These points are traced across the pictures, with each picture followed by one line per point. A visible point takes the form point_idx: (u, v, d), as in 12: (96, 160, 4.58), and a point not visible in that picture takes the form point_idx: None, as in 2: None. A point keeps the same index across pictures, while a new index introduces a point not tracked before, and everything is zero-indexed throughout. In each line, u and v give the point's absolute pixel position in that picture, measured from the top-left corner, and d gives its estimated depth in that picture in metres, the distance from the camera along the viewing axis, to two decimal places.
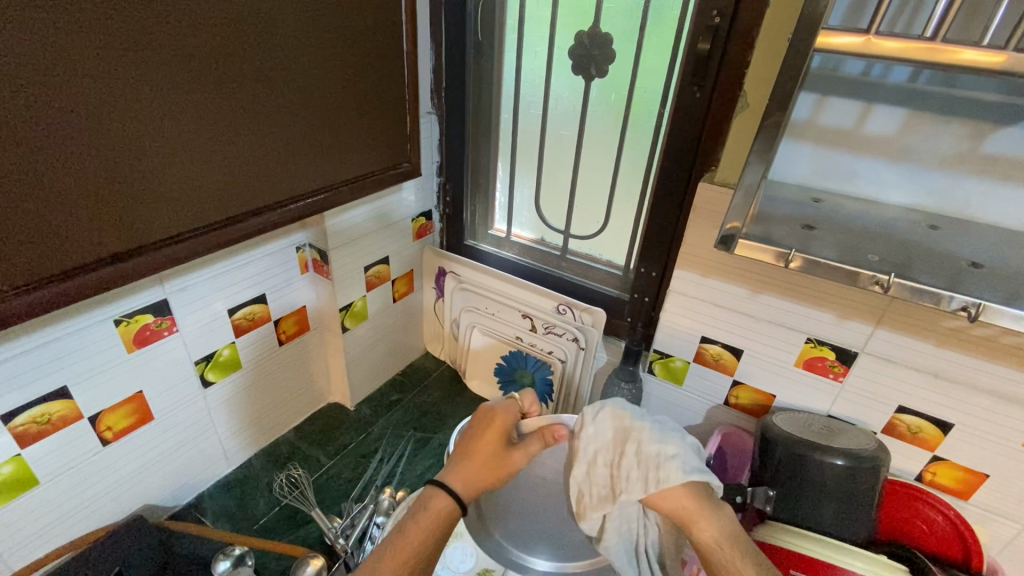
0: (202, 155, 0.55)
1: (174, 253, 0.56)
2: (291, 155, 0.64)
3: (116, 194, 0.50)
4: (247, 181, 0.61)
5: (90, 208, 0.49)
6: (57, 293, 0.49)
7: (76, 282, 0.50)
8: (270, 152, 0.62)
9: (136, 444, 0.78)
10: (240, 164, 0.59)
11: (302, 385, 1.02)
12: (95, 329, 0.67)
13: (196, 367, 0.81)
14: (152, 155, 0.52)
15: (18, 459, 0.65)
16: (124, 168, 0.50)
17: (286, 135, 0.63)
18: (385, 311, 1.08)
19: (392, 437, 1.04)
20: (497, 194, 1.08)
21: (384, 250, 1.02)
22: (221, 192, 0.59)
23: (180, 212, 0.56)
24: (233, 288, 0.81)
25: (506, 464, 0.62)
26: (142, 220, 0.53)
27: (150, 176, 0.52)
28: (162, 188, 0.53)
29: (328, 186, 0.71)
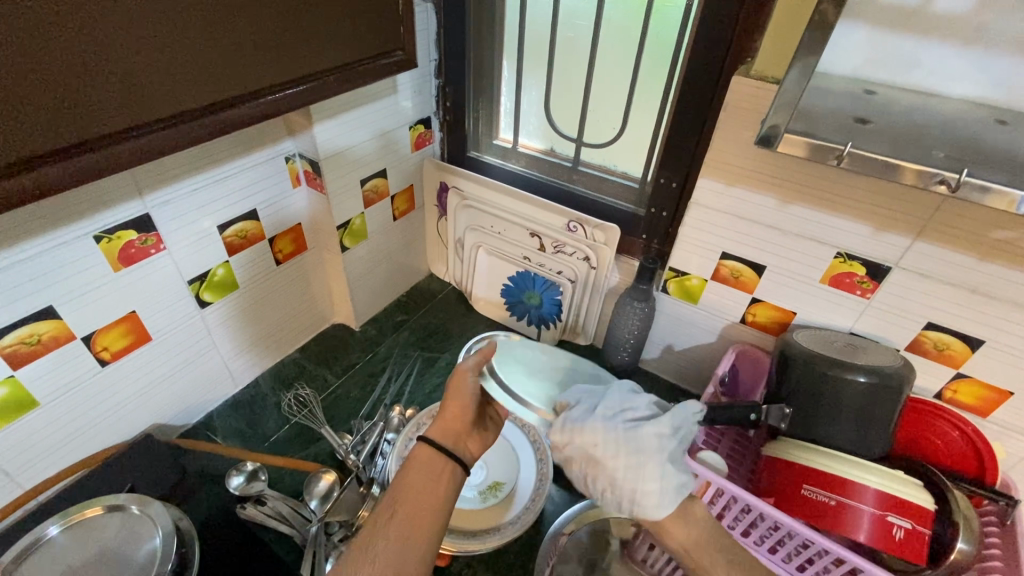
0: (176, 26, 0.46)
1: (145, 148, 0.48)
2: (271, 35, 0.54)
3: (75, 70, 0.41)
4: (217, 64, 0.50)
5: (44, 84, 0.40)
6: (12, 190, 0.41)
7: (32, 178, 0.42)
8: (241, 26, 0.50)
9: (136, 365, 0.76)
10: (223, 40, 0.50)
11: (303, 307, 0.99)
12: (73, 246, 0.62)
13: (191, 287, 0.78)
14: (99, 23, 0.41)
15: (12, 381, 0.63)
16: (56, 38, 0.40)
17: (260, 6, 0.51)
18: (385, 229, 1.03)
19: (400, 357, 1.03)
20: (503, 98, 0.98)
21: (382, 163, 0.95)
22: (200, 75, 0.49)
23: (139, 100, 0.46)
24: (220, 203, 0.76)
25: (453, 394, 0.64)
26: (109, 105, 0.44)
27: (92, 49, 0.42)
28: (109, 69, 0.43)
29: (314, 76, 0.61)
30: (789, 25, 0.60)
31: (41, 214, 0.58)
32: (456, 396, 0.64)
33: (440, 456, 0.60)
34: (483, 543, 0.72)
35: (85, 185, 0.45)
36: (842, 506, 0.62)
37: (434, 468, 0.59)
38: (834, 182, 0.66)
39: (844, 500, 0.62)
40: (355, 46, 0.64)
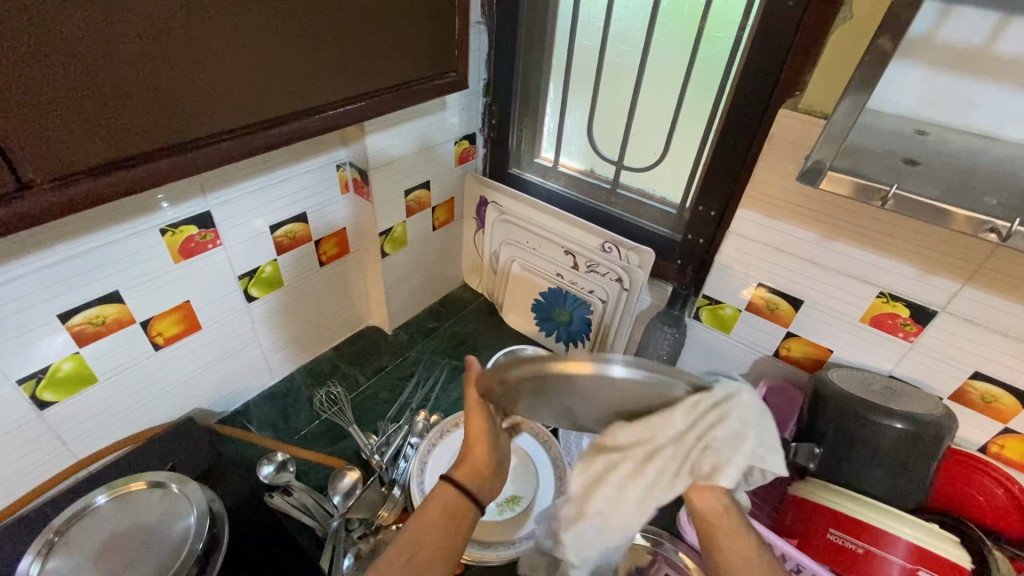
0: (257, 45, 0.50)
1: (215, 155, 0.52)
2: (337, 57, 0.58)
3: (169, 83, 0.46)
4: (283, 79, 0.54)
5: (137, 96, 0.44)
6: (98, 187, 0.45)
7: (114, 178, 0.46)
8: (308, 46, 0.54)
9: (186, 351, 0.81)
10: (297, 59, 0.54)
11: (342, 307, 1.03)
12: (142, 236, 0.67)
13: (240, 282, 0.82)
14: (197, 44, 0.46)
15: (77, 357, 0.69)
16: (158, 56, 0.44)
17: (330, 31, 0.55)
18: (425, 238, 1.06)
19: (429, 362, 1.05)
20: (547, 119, 1.01)
21: (425, 175, 0.98)
22: (274, 91, 0.54)
23: (211, 111, 0.50)
24: (274, 205, 0.80)
25: (470, 426, 0.58)
26: (189, 115, 0.48)
27: (183, 68, 0.46)
28: (189, 83, 0.47)
29: (372, 95, 0.64)
30: (839, 63, 0.60)
31: (115, 207, 0.63)
32: (473, 428, 0.58)
33: (463, 506, 0.54)
34: (497, 555, 0.73)
35: (158, 183, 0.49)
36: (870, 554, 0.60)
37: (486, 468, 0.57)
38: (879, 220, 0.64)
39: (873, 550, 0.60)
40: (410, 64, 0.67)
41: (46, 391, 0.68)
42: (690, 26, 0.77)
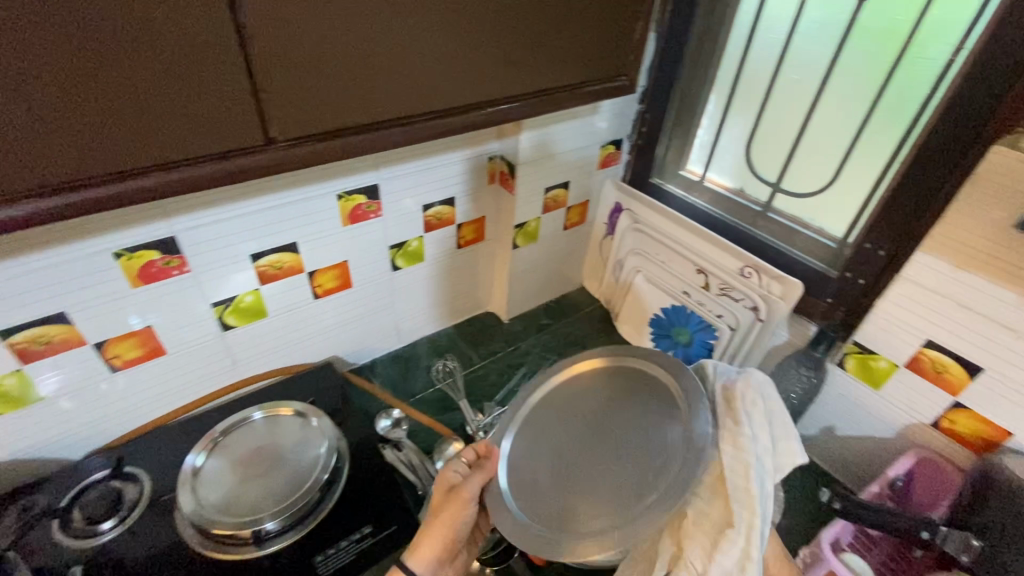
0: (460, 37, 0.54)
1: (407, 133, 0.56)
2: (524, 54, 0.60)
3: (384, 66, 0.51)
4: (476, 70, 0.57)
5: (357, 76, 0.50)
6: (315, 151, 0.51)
7: (330, 144, 0.52)
8: (502, 42, 0.57)
9: (336, 304, 0.91)
10: (490, 53, 0.57)
11: (468, 289, 1.10)
12: (323, 199, 0.77)
13: (390, 252, 0.91)
14: (413, 33, 0.50)
15: (257, 293, 0.81)
16: (382, 41, 0.49)
17: (523, 28, 0.58)
18: (555, 235, 1.09)
19: (540, 357, 1.08)
20: (701, 131, 0.98)
21: (567, 174, 1.00)
22: (465, 81, 0.57)
23: (412, 96, 0.54)
24: (429, 186, 0.87)
25: (438, 525, 0.64)
26: (394, 96, 0.53)
27: (398, 54, 0.51)
28: (402, 69, 0.52)
29: (545, 95, 0.67)
30: None
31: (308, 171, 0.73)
32: (440, 528, 0.64)
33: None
34: None
35: (357, 156, 0.55)
36: None
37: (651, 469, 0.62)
38: None
39: None
40: (584, 64, 0.67)
41: (230, 316, 0.80)
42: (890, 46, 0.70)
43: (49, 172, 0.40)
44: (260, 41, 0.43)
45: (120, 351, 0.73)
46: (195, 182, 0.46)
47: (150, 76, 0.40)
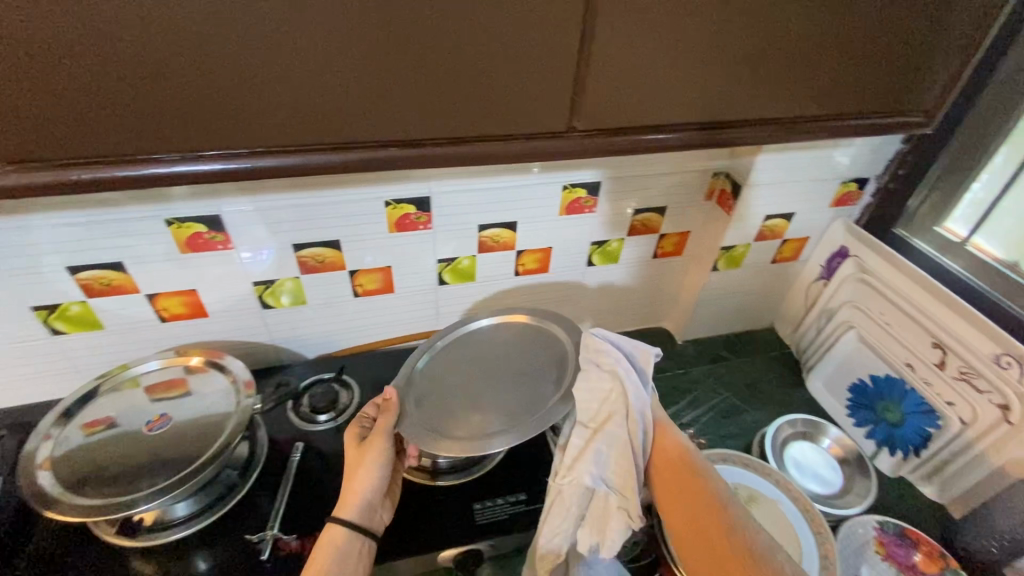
0: (761, 57, 0.52)
1: (674, 140, 0.57)
2: (817, 83, 0.57)
3: (679, 77, 0.51)
4: (761, 92, 0.55)
5: (652, 83, 0.51)
6: (589, 146, 0.55)
7: (605, 140, 0.55)
8: (800, 67, 0.55)
9: (530, 284, 0.96)
10: (783, 77, 0.55)
11: (650, 300, 1.08)
12: (551, 186, 0.83)
13: (590, 247, 0.94)
14: (717, 50, 0.50)
15: (473, 258, 0.88)
16: (686, 54, 0.50)
17: (827, 55, 0.54)
18: (759, 266, 1.02)
19: (711, 388, 1.03)
20: (976, 188, 0.85)
21: (793, 205, 0.94)
22: (747, 101, 0.56)
23: (692, 107, 0.55)
24: (647, 192, 0.89)
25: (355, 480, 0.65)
26: (676, 106, 0.54)
27: (696, 67, 0.51)
28: (700, 76, 0.52)
29: (824, 122, 0.62)
30: None
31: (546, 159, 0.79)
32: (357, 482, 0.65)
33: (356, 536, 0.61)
34: None
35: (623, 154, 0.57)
36: None
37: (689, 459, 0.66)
38: None
39: None
40: (879, 101, 0.61)
41: (448, 274, 0.89)
42: None
43: (411, 127, 0.49)
44: (597, 38, 0.47)
45: (365, 282, 0.85)
46: (500, 154, 0.53)
47: (506, 61, 0.47)
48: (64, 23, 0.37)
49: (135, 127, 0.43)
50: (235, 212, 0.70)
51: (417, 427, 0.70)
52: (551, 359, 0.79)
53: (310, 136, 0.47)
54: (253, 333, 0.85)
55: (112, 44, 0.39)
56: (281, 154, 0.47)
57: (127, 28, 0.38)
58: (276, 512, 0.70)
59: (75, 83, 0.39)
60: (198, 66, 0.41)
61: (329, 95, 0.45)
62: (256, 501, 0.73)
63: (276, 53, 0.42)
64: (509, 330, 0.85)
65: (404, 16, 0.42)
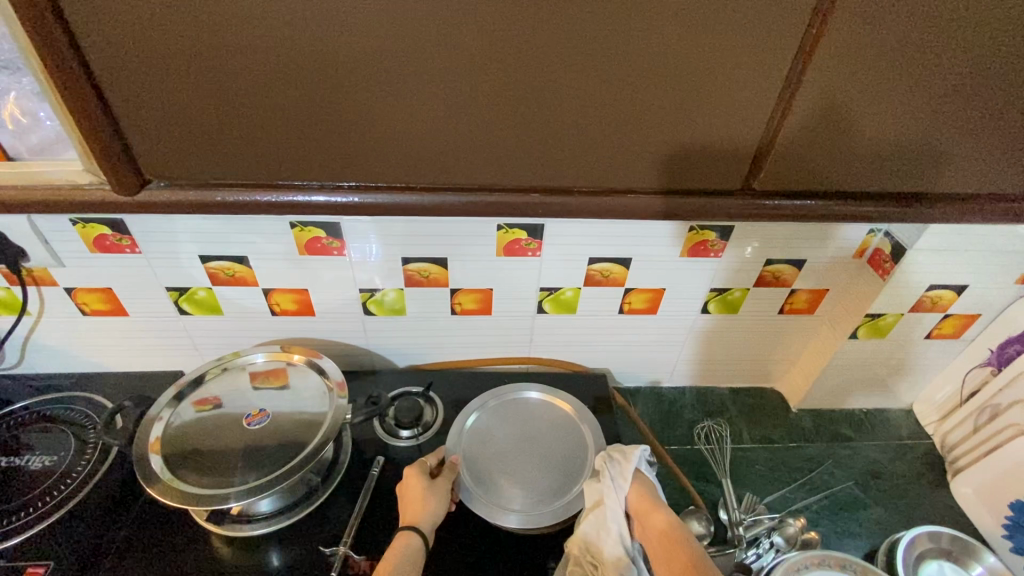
0: (897, 144, 0.49)
1: (793, 208, 0.56)
2: (973, 167, 0.51)
3: (795, 159, 0.51)
4: (894, 177, 0.52)
5: (767, 160, 0.51)
6: (705, 206, 0.55)
7: (722, 202, 0.55)
8: (942, 153, 0.50)
9: (633, 324, 0.89)
10: (927, 161, 0.51)
11: (765, 358, 0.96)
12: (675, 226, 0.75)
13: (708, 294, 0.85)
14: (835, 139, 0.49)
15: (577, 290, 0.83)
16: (804, 141, 0.49)
17: (983, 142, 0.49)
18: (909, 340, 0.87)
19: (827, 473, 0.90)
20: None
21: (966, 277, 0.79)
22: (880, 184, 0.53)
23: (815, 182, 0.53)
24: (786, 243, 0.78)
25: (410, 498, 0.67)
26: (794, 183, 0.53)
27: (816, 151, 0.50)
28: (848, 154, 0.50)
29: (985, 202, 0.57)
30: None
31: None
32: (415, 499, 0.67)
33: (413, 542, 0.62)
34: None
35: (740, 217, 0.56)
36: None
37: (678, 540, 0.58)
38: None
39: None
40: None
41: (548, 303, 0.84)
42: None
43: (525, 180, 0.51)
44: (730, 109, 0.47)
45: (463, 301, 0.82)
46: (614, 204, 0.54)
47: (634, 119, 0.47)
48: (251, 78, 0.42)
49: (211, 163, 0.47)
50: (353, 221, 0.70)
51: (467, 493, 0.72)
52: (585, 446, 0.77)
53: (370, 177, 0.49)
54: (351, 336, 0.86)
55: (287, 93, 0.43)
56: (400, 193, 0.51)
57: (305, 77, 0.42)
58: (349, 528, 0.70)
59: (245, 127, 0.45)
60: (353, 121, 0.45)
61: (466, 140, 0.47)
62: (332, 510, 0.73)
63: (428, 108, 0.45)
64: (556, 410, 0.82)
65: (544, 81, 0.44)
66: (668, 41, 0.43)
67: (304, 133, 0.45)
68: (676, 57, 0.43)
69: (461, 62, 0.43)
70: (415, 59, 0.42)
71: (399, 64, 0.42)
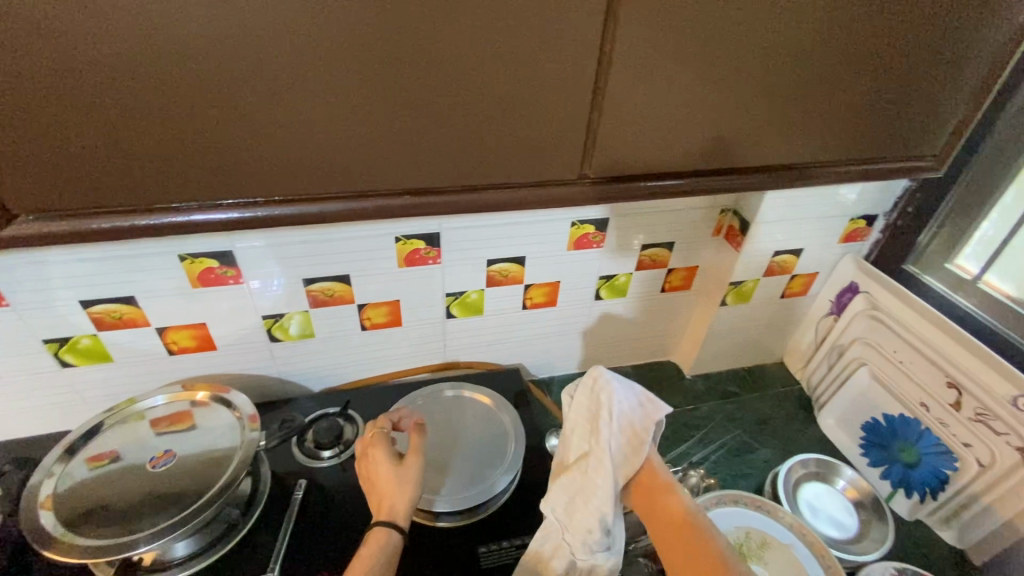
0: (744, 111, 0.54)
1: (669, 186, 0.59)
2: (809, 127, 0.57)
3: (655, 133, 0.53)
4: (747, 141, 0.56)
5: (632, 137, 0.53)
6: (587, 191, 0.56)
7: (603, 186, 0.56)
8: (783, 117, 0.55)
9: (537, 318, 0.96)
10: (772, 124, 0.56)
11: (657, 334, 1.07)
12: (558, 223, 0.83)
13: (599, 281, 0.94)
14: (688, 111, 0.52)
15: (481, 292, 0.88)
16: (660, 116, 0.52)
17: (813, 100, 0.55)
18: (768, 302, 1.02)
19: (720, 425, 1.01)
20: (983, 227, 0.85)
21: (802, 242, 0.94)
22: (737, 150, 0.57)
23: (682, 155, 0.56)
24: (656, 228, 0.89)
25: (377, 483, 0.67)
26: (661, 157, 0.55)
27: (673, 124, 0.53)
28: (714, 125, 0.54)
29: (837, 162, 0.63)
30: None
31: None
32: (381, 484, 0.66)
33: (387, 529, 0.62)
34: None
35: (623, 199, 0.58)
36: None
37: (688, 525, 0.60)
38: None
39: None
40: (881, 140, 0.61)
41: (456, 307, 0.89)
42: None
43: (402, 179, 0.51)
44: (588, 91, 0.49)
45: (372, 315, 0.85)
46: (502, 201, 0.54)
47: (503, 111, 0.49)
48: (102, 97, 0.41)
49: (74, 189, 0.44)
50: (246, 248, 0.71)
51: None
52: (506, 433, 0.82)
53: (251, 191, 0.49)
54: (259, 367, 0.85)
55: (144, 109, 0.42)
56: (279, 203, 0.50)
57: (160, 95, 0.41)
58: (274, 555, 0.69)
59: (105, 149, 0.43)
60: (205, 131, 0.44)
61: (340, 146, 0.48)
62: (254, 542, 0.71)
63: (297, 114, 0.45)
64: (479, 406, 0.86)
65: (408, 77, 0.45)
66: (515, 29, 0.44)
67: (159, 145, 0.44)
68: (527, 45, 0.45)
69: (306, 68, 0.43)
70: (255, 62, 0.42)
71: (238, 67, 0.42)
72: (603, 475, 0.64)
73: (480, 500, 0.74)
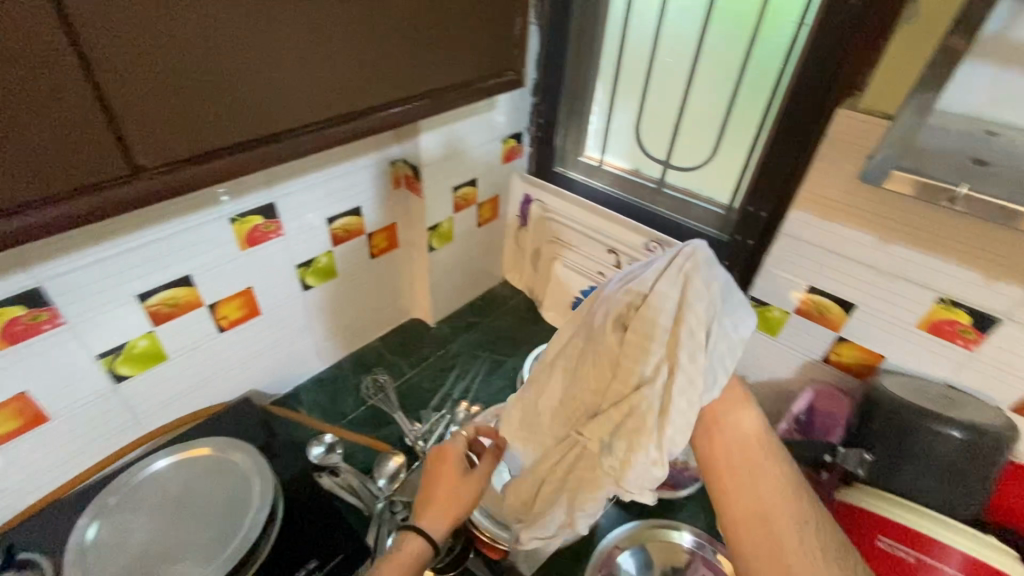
0: (315, 58, 0.54)
1: (282, 149, 0.56)
2: (391, 63, 0.61)
3: (227, 95, 0.50)
4: (336, 87, 0.58)
5: (202, 105, 0.49)
6: (182, 176, 0.50)
7: (201, 167, 0.51)
8: (359, 58, 0.58)
9: (244, 334, 0.86)
10: (353, 66, 0.58)
11: (388, 298, 1.06)
12: (211, 226, 0.73)
13: (298, 271, 0.87)
14: (253, 65, 0.50)
15: (151, 335, 0.75)
16: (222, 75, 0.49)
17: (380, 38, 0.59)
18: (470, 234, 1.09)
19: (469, 356, 1.07)
20: (594, 119, 1.02)
21: (473, 172, 1.00)
22: (331, 99, 0.58)
23: (275, 114, 0.54)
24: (333, 198, 0.85)
25: (434, 490, 0.62)
26: (252, 119, 0.52)
27: (244, 82, 0.50)
28: (289, 73, 0.53)
29: (438, 91, 0.69)
30: (901, 65, 0.60)
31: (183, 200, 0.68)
32: (438, 490, 0.62)
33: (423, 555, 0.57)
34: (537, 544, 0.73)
35: (236, 176, 0.54)
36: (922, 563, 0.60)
37: (764, 440, 0.58)
38: (944, 225, 0.62)
39: (924, 558, 0.60)
40: (462, 66, 0.70)
41: (122, 366, 0.74)
42: (746, 29, 0.77)
43: None
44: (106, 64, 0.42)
45: None
46: (70, 214, 0.45)
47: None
48: None
49: None
50: None
51: None
52: (245, 473, 0.71)
53: None
54: None
55: None
56: None
57: None
58: None
59: None
60: None
61: None
62: None
63: None
64: (197, 463, 0.73)
65: None
66: None
67: None
68: None
69: None
70: None
71: None
72: (698, 387, 0.52)
73: (236, 562, 0.62)
